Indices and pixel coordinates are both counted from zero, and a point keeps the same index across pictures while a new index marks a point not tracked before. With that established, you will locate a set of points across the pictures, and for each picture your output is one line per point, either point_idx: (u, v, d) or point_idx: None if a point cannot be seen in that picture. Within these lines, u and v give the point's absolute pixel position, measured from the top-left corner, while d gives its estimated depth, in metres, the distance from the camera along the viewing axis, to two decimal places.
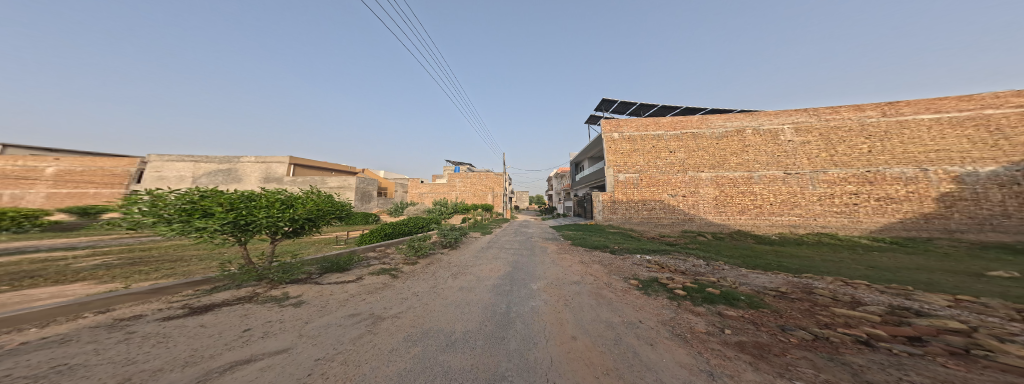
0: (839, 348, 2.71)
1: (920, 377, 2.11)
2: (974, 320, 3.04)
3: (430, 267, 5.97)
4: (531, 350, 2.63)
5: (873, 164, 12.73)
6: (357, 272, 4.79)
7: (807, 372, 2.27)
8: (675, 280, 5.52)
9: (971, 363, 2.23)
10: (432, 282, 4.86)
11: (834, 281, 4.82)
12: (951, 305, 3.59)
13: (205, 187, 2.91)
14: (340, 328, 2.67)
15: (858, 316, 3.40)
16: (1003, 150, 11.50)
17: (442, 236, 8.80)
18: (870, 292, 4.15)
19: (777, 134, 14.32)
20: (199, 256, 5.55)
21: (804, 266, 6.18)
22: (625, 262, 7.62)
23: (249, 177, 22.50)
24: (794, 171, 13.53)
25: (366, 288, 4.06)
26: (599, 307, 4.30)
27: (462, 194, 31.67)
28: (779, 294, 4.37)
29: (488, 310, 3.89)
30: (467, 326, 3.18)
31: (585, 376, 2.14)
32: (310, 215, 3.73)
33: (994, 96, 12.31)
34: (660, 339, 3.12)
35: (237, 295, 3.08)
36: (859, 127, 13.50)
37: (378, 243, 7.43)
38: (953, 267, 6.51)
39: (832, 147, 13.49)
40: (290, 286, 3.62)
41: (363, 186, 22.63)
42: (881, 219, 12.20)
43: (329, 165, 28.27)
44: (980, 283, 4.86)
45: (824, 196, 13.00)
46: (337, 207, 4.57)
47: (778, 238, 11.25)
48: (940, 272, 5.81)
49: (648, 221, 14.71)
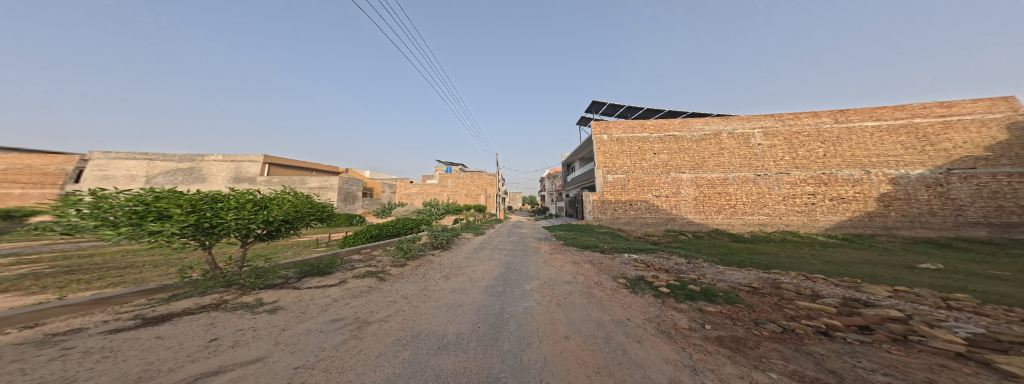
0: (804, 339, 2.91)
1: (871, 363, 2.30)
2: (910, 308, 3.36)
3: (420, 269, 5.85)
4: (524, 350, 2.64)
5: (827, 166, 13.75)
6: (340, 276, 4.61)
7: (778, 363, 2.41)
8: (660, 279, 5.71)
9: (910, 348, 2.46)
10: (424, 285, 4.77)
11: (796, 275, 5.19)
12: (892, 295, 3.97)
13: (160, 188, 2.69)
14: (323, 333, 2.57)
15: (818, 308, 3.67)
16: (930, 154, 12.89)
17: (433, 237, 8.65)
18: (825, 285, 4.52)
19: (748, 138, 15.14)
20: (153, 263, 5.13)
21: (772, 262, 6.60)
22: (613, 261, 7.80)
23: (215, 177, 21.06)
24: (763, 172, 14.36)
25: (351, 292, 3.91)
26: (588, 306, 4.38)
27: (454, 195, 31.24)
28: (752, 289, 4.63)
29: (481, 312, 3.87)
30: (458, 328, 3.16)
31: (577, 375, 2.17)
32: (285, 217, 3.58)
33: (922, 106, 13.81)
34: (646, 336, 3.22)
35: (200, 304, 2.86)
36: (816, 132, 14.53)
37: (363, 245, 7.17)
38: (891, 260, 7.19)
39: (795, 150, 14.43)
40: (263, 292, 3.42)
41: (347, 186, 21.84)
42: (834, 217, 13.21)
43: (309, 164, 27.05)
44: (912, 275, 5.40)
45: (787, 197, 13.86)
46: (317, 209, 4.39)
47: (750, 236, 11.94)
48: (881, 265, 6.41)
49: (634, 221, 15.14)
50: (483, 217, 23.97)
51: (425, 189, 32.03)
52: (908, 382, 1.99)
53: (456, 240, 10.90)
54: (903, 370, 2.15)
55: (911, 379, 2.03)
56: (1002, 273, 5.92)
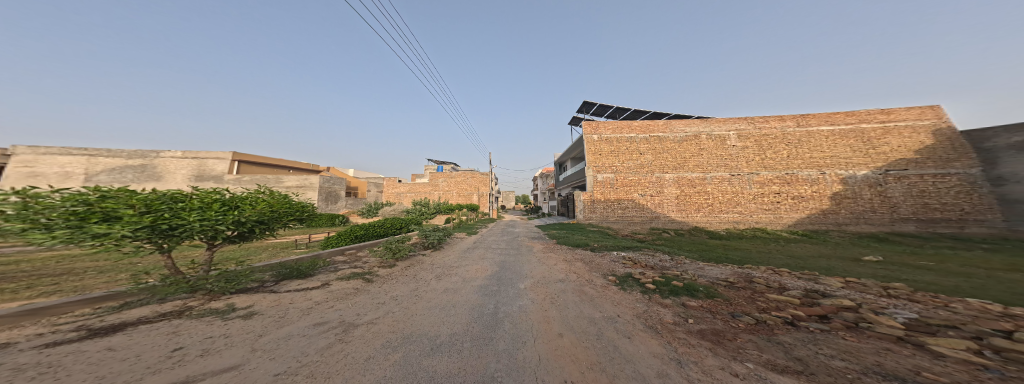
0: (774, 329, 3.10)
1: (831, 350, 2.49)
2: (859, 297, 3.68)
3: (410, 270, 5.72)
4: (520, 349, 2.66)
5: (790, 167, 14.66)
6: (322, 278, 4.44)
7: (754, 353, 2.56)
8: (647, 275, 5.90)
9: (862, 334, 2.69)
10: (414, 285, 4.70)
11: (764, 269, 5.54)
12: (844, 285, 4.33)
13: (109, 186, 2.50)
14: (306, 338, 2.47)
15: (785, 299, 3.93)
16: (869, 156, 14.15)
17: (424, 237, 8.48)
18: (790, 278, 4.85)
19: (724, 140, 15.91)
20: (99, 269, 4.72)
21: (744, 257, 7.01)
22: (604, 259, 7.97)
23: (173, 175, 19.83)
24: (737, 172, 15.12)
25: (335, 295, 3.78)
26: (580, 304, 4.45)
27: (446, 194, 30.85)
28: (729, 284, 4.88)
29: (474, 311, 3.87)
30: (451, 328, 3.14)
31: (571, 372, 2.22)
32: (260, 217, 3.44)
33: (869, 113, 15.06)
34: (636, 332, 3.32)
35: (159, 312, 2.66)
36: (782, 135, 15.39)
37: (348, 246, 6.94)
38: (842, 253, 7.86)
39: (764, 151, 15.29)
40: (235, 297, 3.24)
41: (329, 185, 21.03)
42: (795, 215, 14.15)
43: (286, 162, 25.84)
44: (858, 266, 5.93)
45: (757, 195, 14.70)
46: (296, 208, 4.24)
47: (726, 233, 12.62)
48: (835, 258, 6.98)
49: (621, 220, 15.58)
50: (476, 217, 23.88)
51: (414, 188, 31.50)
52: (861, 365, 2.17)
53: (448, 240, 10.80)
54: (857, 355, 2.34)
55: (864, 362, 2.22)
56: (930, 263, 6.61)
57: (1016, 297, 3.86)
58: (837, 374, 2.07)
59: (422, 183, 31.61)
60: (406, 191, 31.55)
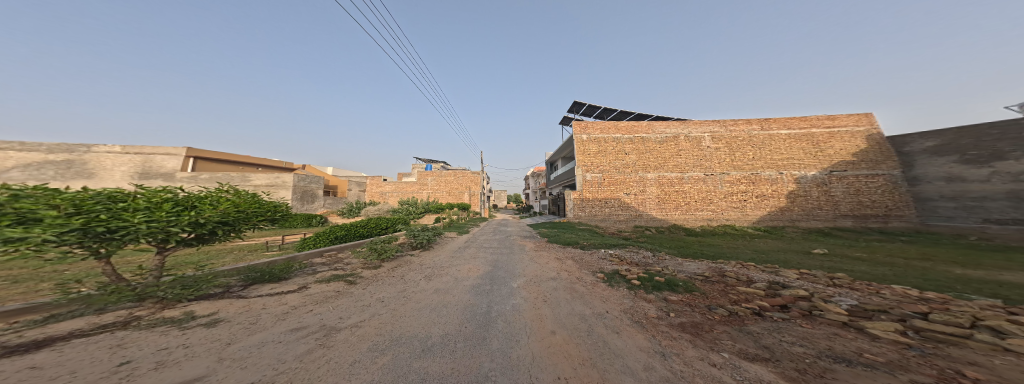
0: (745, 320, 3.31)
1: (790, 336, 2.72)
2: (810, 287, 4.06)
3: (398, 271, 5.50)
4: (514, 347, 2.69)
5: (755, 168, 15.68)
6: (298, 281, 4.22)
7: (729, 343, 2.73)
8: (632, 272, 6.11)
9: (815, 321, 2.94)
10: (404, 287, 4.58)
11: (734, 263, 5.93)
12: (799, 276, 4.74)
13: (25, 184, 2.18)
14: (283, 345, 2.32)
15: (752, 291, 4.23)
16: (819, 158, 15.39)
17: (412, 237, 8.26)
18: (755, 271, 5.22)
19: (699, 141, 16.58)
20: (15, 279, 4.15)
21: (717, 252, 7.47)
22: (593, 257, 8.16)
23: (109, 172, 18.03)
24: (710, 172, 15.88)
25: (314, 298, 3.58)
26: (571, 301, 4.53)
27: (435, 194, 30.32)
28: (705, 278, 5.16)
29: (466, 311, 3.82)
30: (442, 330, 3.09)
31: (564, 368, 2.27)
32: (222, 218, 3.25)
33: (820, 118, 16.29)
34: (624, 327, 3.43)
35: (97, 324, 2.39)
36: (749, 138, 16.32)
37: (328, 248, 6.63)
38: (795, 247, 8.63)
39: (734, 152, 16.14)
40: (194, 304, 3.01)
41: (304, 184, 19.97)
42: (758, 213, 15.13)
43: (255, 159, 24.17)
44: (808, 258, 6.55)
45: (727, 194, 15.52)
46: (267, 209, 4.05)
47: (702, 230, 13.38)
48: (792, 251, 7.63)
49: (609, 218, 16.06)
50: (467, 216, 23.63)
51: (400, 187, 30.82)
52: (816, 350, 2.38)
53: (438, 240, 10.62)
54: (812, 340, 2.56)
55: (818, 347, 2.43)
56: (864, 254, 7.42)
57: (928, 283, 4.43)
58: (798, 359, 2.25)
59: (409, 183, 30.92)
60: (392, 190, 30.77)
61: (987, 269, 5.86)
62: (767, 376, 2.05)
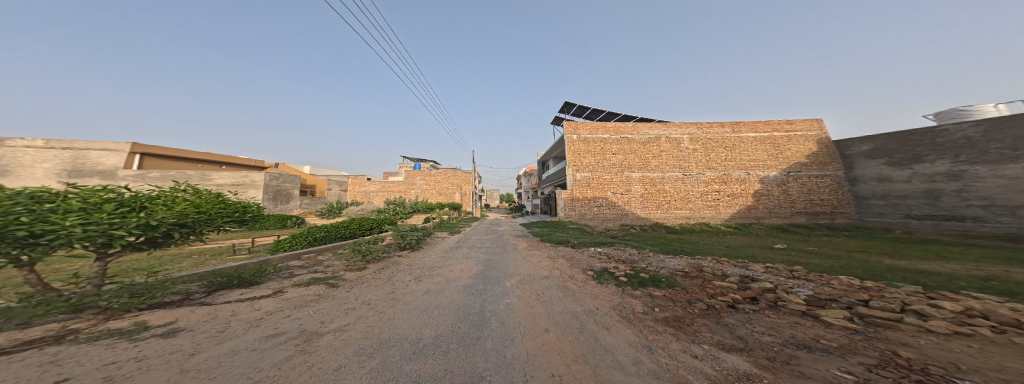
0: (721, 312, 3.51)
1: (759, 326, 2.92)
2: (775, 279, 4.39)
3: (386, 272, 5.26)
4: (508, 346, 2.70)
5: (726, 169, 16.57)
6: (271, 287, 3.97)
7: (708, 335, 2.88)
8: (620, 269, 6.29)
9: (781, 310, 3.18)
10: (394, 287, 4.39)
11: (710, 259, 6.28)
12: (766, 269, 5.11)
13: None
14: (258, 354, 2.10)
15: (726, 284, 4.51)
16: (781, 160, 16.51)
17: (401, 237, 8.03)
18: (729, 265, 5.55)
19: (679, 142, 17.25)
20: None
21: (695, 249, 7.86)
22: (583, 255, 8.34)
23: (36, 169, 16.43)
24: (688, 173, 16.63)
25: (293, 303, 3.32)
26: (563, 299, 4.59)
27: (424, 193, 29.73)
28: (685, 273, 5.40)
29: (459, 312, 3.76)
30: (434, 331, 3.02)
31: (558, 365, 2.30)
32: (180, 220, 3.00)
33: (784, 122, 17.30)
34: (613, 323, 3.52)
35: (20, 340, 2.02)
36: (721, 140, 17.11)
37: (305, 250, 6.31)
38: (761, 242, 9.26)
39: (712, 153, 16.92)
40: (147, 314, 2.72)
41: (276, 183, 18.92)
42: (730, 211, 16.07)
43: (220, 157, 22.54)
44: (773, 253, 7.05)
45: (704, 193, 16.35)
46: (233, 210, 3.79)
47: (682, 228, 14.00)
48: (759, 246, 8.18)
49: (597, 217, 16.43)
50: (458, 216, 23.37)
51: (386, 187, 30.03)
52: (781, 338, 2.57)
53: (429, 240, 10.43)
54: (778, 329, 2.76)
55: (783, 335, 2.63)
56: (817, 248, 8.11)
57: (867, 273, 4.93)
58: (768, 347, 2.42)
59: (397, 182, 30.17)
60: (378, 190, 29.91)
61: (914, 259, 6.58)
62: (742, 365, 2.18)
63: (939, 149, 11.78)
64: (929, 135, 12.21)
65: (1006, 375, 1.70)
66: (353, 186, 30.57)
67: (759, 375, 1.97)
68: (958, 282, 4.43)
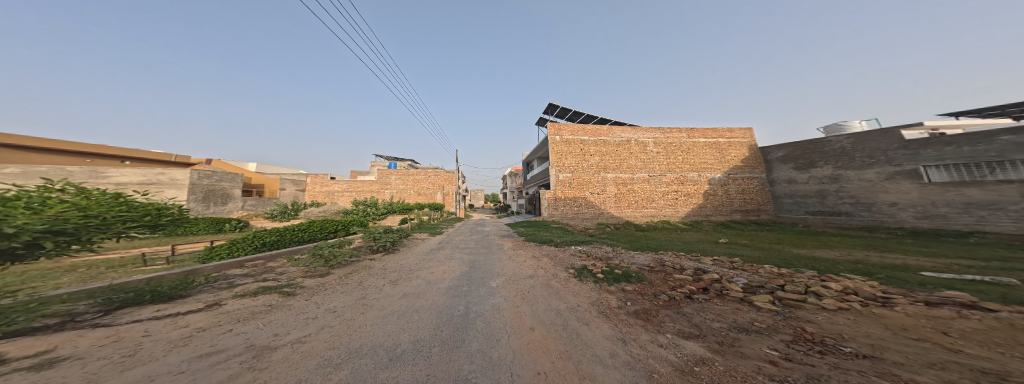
0: (680, 302, 3.85)
1: (710, 313, 3.24)
2: (721, 270, 4.92)
3: (354, 277, 4.86)
4: (494, 347, 2.67)
5: (682, 171, 18.09)
6: (200, 300, 3.46)
7: (672, 325, 3.12)
8: (597, 266, 6.56)
9: (727, 297, 3.59)
10: (367, 291, 4.10)
11: (671, 253, 6.84)
12: (716, 261, 5.70)
13: None
14: (189, 377, 1.76)
15: (682, 277, 4.95)
16: (723, 163, 18.42)
17: (373, 239, 7.56)
18: (685, 259, 6.09)
19: (645, 146, 18.42)
20: None
21: (659, 245, 8.52)
22: (565, 253, 8.60)
23: None
24: (654, 174, 17.92)
25: (235, 316, 2.90)
26: (548, 297, 4.67)
27: (400, 193, 28.29)
28: (652, 268, 5.81)
29: (441, 315, 3.65)
30: (413, 336, 2.89)
31: (543, 363, 2.35)
32: (59, 226, 2.42)
33: (727, 129, 19.20)
34: (592, 318, 3.66)
35: None
36: (679, 144, 18.59)
37: (249, 258, 5.59)
38: (709, 237, 10.32)
39: (674, 156, 18.36)
40: (5, 344, 2.15)
41: (209, 182, 16.36)
42: (687, 210, 17.61)
43: (117, 149, 18.83)
44: (718, 246, 7.92)
45: (668, 193, 17.72)
46: (138, 213, 3.22)
47: (648, 226, 15.08)
48: (708, 241, 9.12)
49: (577, 217, 17.00)
50: (440, 216, 22.76)
51: (354, 185, 28.20)
52: (726, 322, 2.88)
53: (408, 242, 9.94)
54: (724, 314, 3.10)
55: (727, 319, 2.97)
56: (749, 241, 9.30)
57: (782, 261, 5.80)
58: (718, 332, 2.68)
59: (370, 181, 28.37)
60: (345, 189, 27.91)
61: (816, 248, 7.90)
62: (697, 350, 2.39)
63: (825, 157, 14.43)
64: (817, 145, 14.93)
65: (876, 341, 2.16)
66: (312, 185, 28.24)
67: (712, 359, 2.17)
68: (840, 266, 5.40)
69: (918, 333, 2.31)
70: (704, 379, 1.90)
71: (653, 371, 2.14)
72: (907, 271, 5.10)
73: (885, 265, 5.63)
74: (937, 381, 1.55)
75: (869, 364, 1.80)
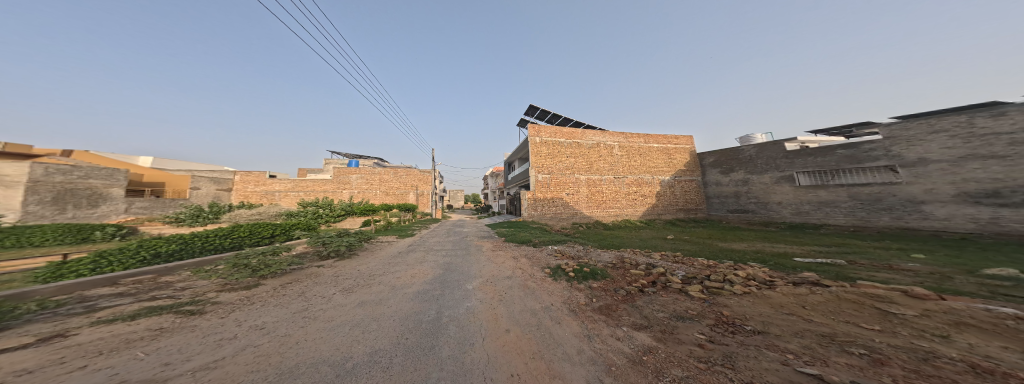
0: (631, 295, 4.10)
1: (654, 304, 3.50)
2: (668, 263, 5.39)
3: (290, 288, 4.26)
4: (466, 351, 2.53)
5: (639, 173, 19.33)
6: (24, 334, 2.35)
7: (627, 317, 3.29)
8: (570, 265, 6.69)
9: (672, 290, 3.96)
10: (307, 302, 3.62)
11: (632, 250, 7.29)
12: (665, 256, 6.20)
13: None
14: None
15: (636, 271, 5.31)
16: (671, 167, 19.85)
17: (322, 245, 6.81)
18: (642, 255, 6.54)
19: (610, 149, 19.37)
20: None
21: (624, 242, 9.03)
22: (543, 253, 8.68)
23: None
24: (619, 176, 19.01)
25: (95, 348, 2.09)
26: (524, 297, 4.64)
27: (363, 193, 26.24)
28: (615, 264, 6.13)
29: (406, 321, 3.40)
30: (370, 347, 2.63)
31: (518, 365, 2.26)
32: None
33: (676, 136, 20.72)
34: (563, 317, 3.67)
35: None
36: (638, 148, 19.83)
37: (136, 272, 4.55)
38: (662, 234, 11.25)
39: (634, 159, 19.61)
40: None
41: (67, 179, 12.13)
42: (644, 210, 18.92)
43: None
44: (670, 243, 8.65)
45: (631, 194, 18.91)
46: None
47: (613, 225, 16.00)
48: (660, 238, 9.92)
49: (554, 217, 17.39)
50: (413, 218, 21.66)
51: (300, 184, 25.69)
52: (666, 310, 3.14)
53: (372, 246, 9.27)
54: (668, 303, 3.37)
55: (668, 307, 3.25)
56: (691, 237, 10.35)
57: (716, 254, 6.54)
58: (660, 321, 2.88)
59: (327, 181, 26.09)
60: (288, 189, 25.30)
61: (743, 241, 9.07)
62: (645, 340, 2.51)
63: (740, 164, 16.85)
64: (735, 153, 17.30)
65: (765, 318, 2.69)
66: (241, 184, 25.19)
67: (659, 348, 2.28)
68: (749, 256, 6.27)
69: (792, 308, 2.97)
70: (650, 367, 1.97)
71: (610, 364, 2.18)
72: (784, 256, 6.30)
73: (774, 253, 6.75)
74: (800, 346, 2.07)
75: (761, 338, 2.23)
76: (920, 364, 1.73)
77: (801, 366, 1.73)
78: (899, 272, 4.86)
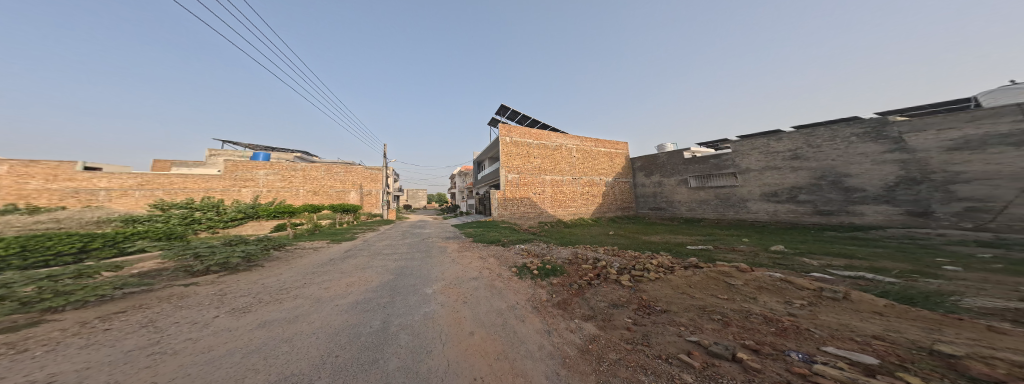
0: (581, 288, 4.34)
1: (592, 296, 3.77)
2: (608, 257, 5.87)
3: (106, 322, 3.07)
4: (422, 361, 2.28)
5: (587, 174, 20.68)
6: None
7: (575, 310, 3.44)
8: (534, 263, 6.79)
9: (610, 280, 4.33)
10: (158, 335, 2.77)
11: (586, 246, 7.74)
12: (606, 250, 6.76)
13: None
14: None
15: (586, 266, 5.64)
16: (611, 169, 21.52)
17: (196, 257, 5.46)
18: (591, 250, 7.03)
19: (567, 151, 20.34)
20: None
21: (582, 239, 9.52)
22: (511, 252, 8.63)
23: None
24: (575, 177, 20.18)
25: None
26: (491, 298, 4.51)
27: (274, 192, 21.09)
28: (569, 260, 6.46)
29: (338, 337, 2.93)
30: (278, 374, 2.13)
31: (481, 367, 2.14)
32: None
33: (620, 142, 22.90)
34: (527, 315, 3.66)
35: None
36: (587, 151, 21.25)
37: None
38: (606, 231, 12.33)
39: (587, 161, 21.07)
40: None
41: None
42: (593, 208, 20.43)
43: None
44: (612, 238, 9.53)
45: (585, 194, 20.28)
46: None
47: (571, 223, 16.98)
48: (609, 234, 10.84)
49: (523, 216, 17.67)
50: (352, 222, 19.09)
51: (152, 180, 17.49)
52: (605, 299, 3.40)
53: (289, 254, 7.96)
54: (604, 294, 3.66)
55: (603, 297, 3.53)
56: (624, 232, 11.59)
57: (645, 246, 7.44)
58: (601, 309, 3.09)
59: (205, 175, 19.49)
60: (133, 186, 16.90)
61: (665, 234, 10.52)
62: (592, 330, 2.63)
63: (658, 168, 19.35)
64: (654, 159, 19.83)
65: (666, 298, 3.10)
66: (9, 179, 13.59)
67: (599, 335, 2.42)
68: (660, 246, 7.23)
69: (681, 288, 3.50)
70: (594, 355, 2.05)
71: (565, 356, 2.22)
72: (679, 245, 7.52)
73: (676, 243, 8.02)
74: (685, 319, 2.41)
75: (664, 315, 2.55)
76: (748, 322, 2.24)
77: (690, 335, 2.03)
78: (738, 252, 6.21)
